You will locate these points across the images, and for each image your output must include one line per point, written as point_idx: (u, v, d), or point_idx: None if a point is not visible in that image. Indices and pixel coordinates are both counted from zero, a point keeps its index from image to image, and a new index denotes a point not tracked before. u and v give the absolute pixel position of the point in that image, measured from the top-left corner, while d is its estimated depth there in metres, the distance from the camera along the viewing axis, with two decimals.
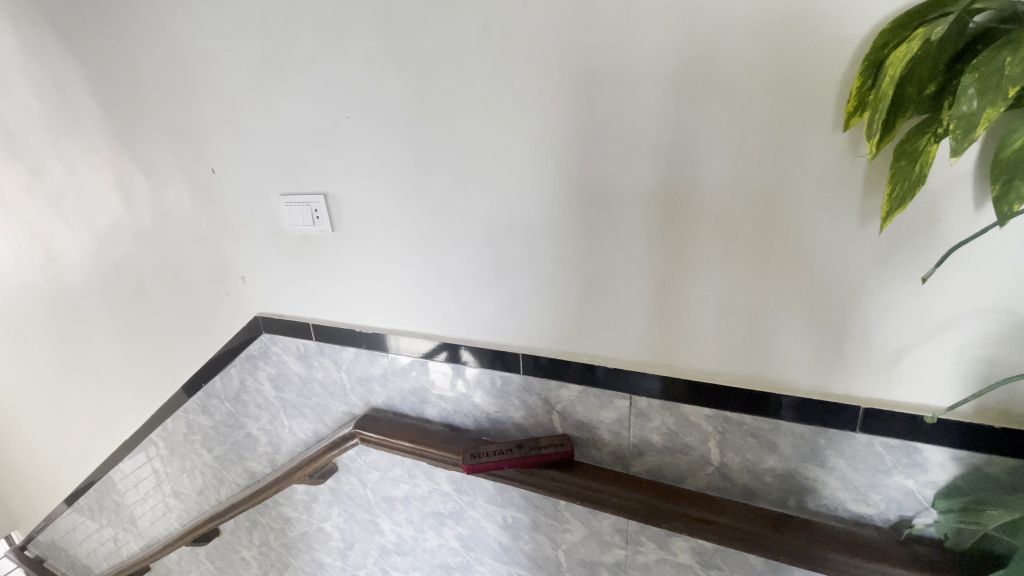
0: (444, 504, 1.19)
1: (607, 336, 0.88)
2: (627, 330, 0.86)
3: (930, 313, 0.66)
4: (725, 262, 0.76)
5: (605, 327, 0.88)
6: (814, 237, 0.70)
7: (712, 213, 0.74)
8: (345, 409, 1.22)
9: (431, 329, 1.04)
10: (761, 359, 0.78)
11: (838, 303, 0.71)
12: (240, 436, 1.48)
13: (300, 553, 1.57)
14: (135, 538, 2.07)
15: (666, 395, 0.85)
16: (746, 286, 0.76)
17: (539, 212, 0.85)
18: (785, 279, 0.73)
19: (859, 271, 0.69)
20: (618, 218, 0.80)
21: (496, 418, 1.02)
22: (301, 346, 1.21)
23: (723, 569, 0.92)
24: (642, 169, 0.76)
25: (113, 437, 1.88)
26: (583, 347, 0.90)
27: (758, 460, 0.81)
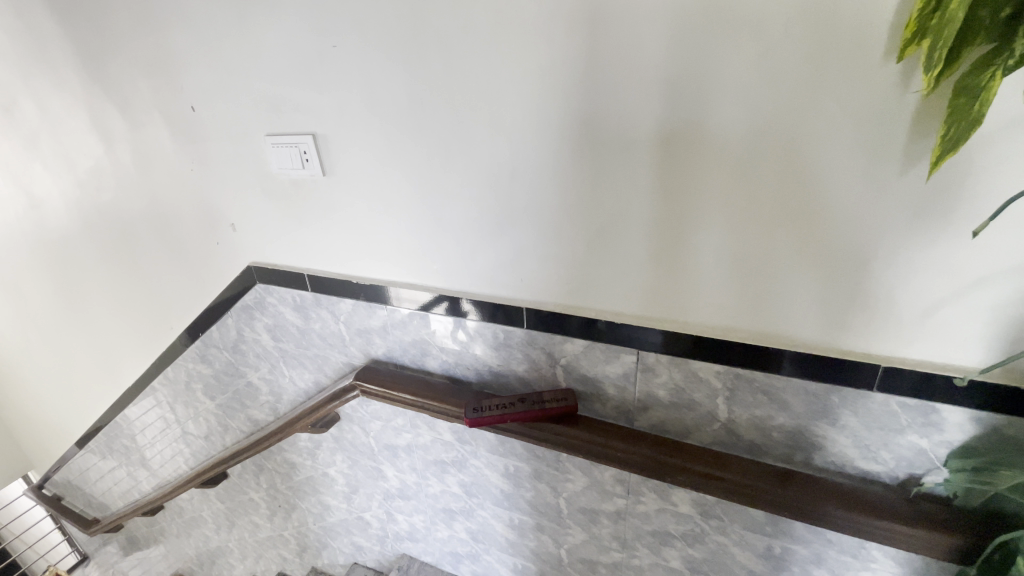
0: (446, 453, 1.20)
1: (608, 288, 0.84)
2: (627, 284, 0.82)
3: (968, 268, 0.62)
4: (732, 213, 0.71)
5: (605, 279, 0.83)
6: (832, 186, 0.64)
7: (721, 159, 0.69)
8: (344, 360, 1.20)
9: (430, 281, 0.99)
10: (765, 314, 0.75)
11: (853, 256, 0.67)
12: (241, 385, 1.48)
13: (306, 496, 1.61)
14: (148, 478, 2.13)
15: (676, 351, 0.82)
16: (752, 239, 0.71)
17: (544, 156, 0.78)
18: (796, 232, 0.68)
19: (884, 222, 0.64)
20: (620, 164, 0.74)
21: (498, 371, 0.99)
22: (297, 297, 1.17)
23: (723, 519, 0.93)
24: (647, 109, 0.70)
25: (115, 384, 1.88)
26: (584, 300, 0.86)
27: (767, 417, 0.79)
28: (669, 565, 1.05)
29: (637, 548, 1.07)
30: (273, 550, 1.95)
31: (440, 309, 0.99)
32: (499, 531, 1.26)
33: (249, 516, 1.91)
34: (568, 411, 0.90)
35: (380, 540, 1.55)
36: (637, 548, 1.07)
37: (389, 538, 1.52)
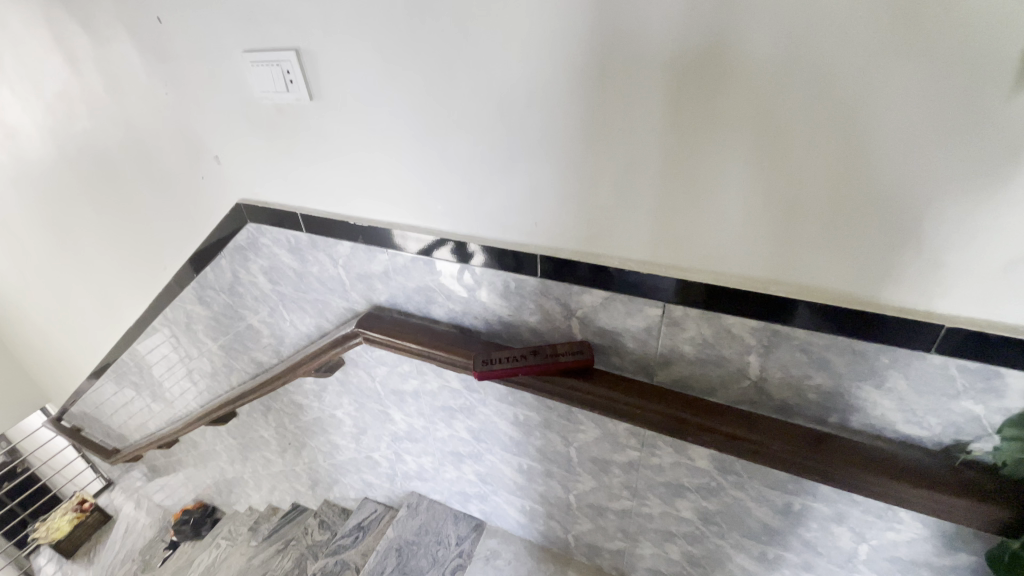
0: (454, 400, 1.16)
1: (618, 233, 0.75)
2: (636, 228, 0.74)
3: None
4: (758, 148, 0.61)
5: (613, 222, 0.75)
6: (883, 118, 0.54)
7: (751, 82, 0.58)
8: (345, 305, 1.13)
9: (434, 223, 0.90)
10: (787, 264, 0.67)
11: (897, 203, 0.57)
12: (242, 327, 1.43)
13: (315, 435, 1.62)
14: (162, 413, 2.17)
15: (708, 305, 0.74)
16: (779, 179, 0.62)
17: (558, 77, 0.67)
18: (833, 174, 0.59)
19: (948, 159, 0.53)
20: (634, 88, 0.63)
21: (509, 322, 0.92)
22: (292, 238, 1.09)
23: (742, 475, 0.89)
24: (669, 18, 0.57)
25: (117, 323, 1.86)
26: (591, 245, 0.78)
27: (803, 376, 0.73)
28: (681, 514, 1.03)
29: (648, 497, 1.05)
30: (287, 482, 2.01)
31: (445, 254, 0.91)
32: (508, 475, 1.25)
33: (261, 451, 1.94)
34: (582, 365, 0.84)
35: (389, 479, 1.56)
36: (648, 498, 1.05)
37: (398, 477, 1.53)
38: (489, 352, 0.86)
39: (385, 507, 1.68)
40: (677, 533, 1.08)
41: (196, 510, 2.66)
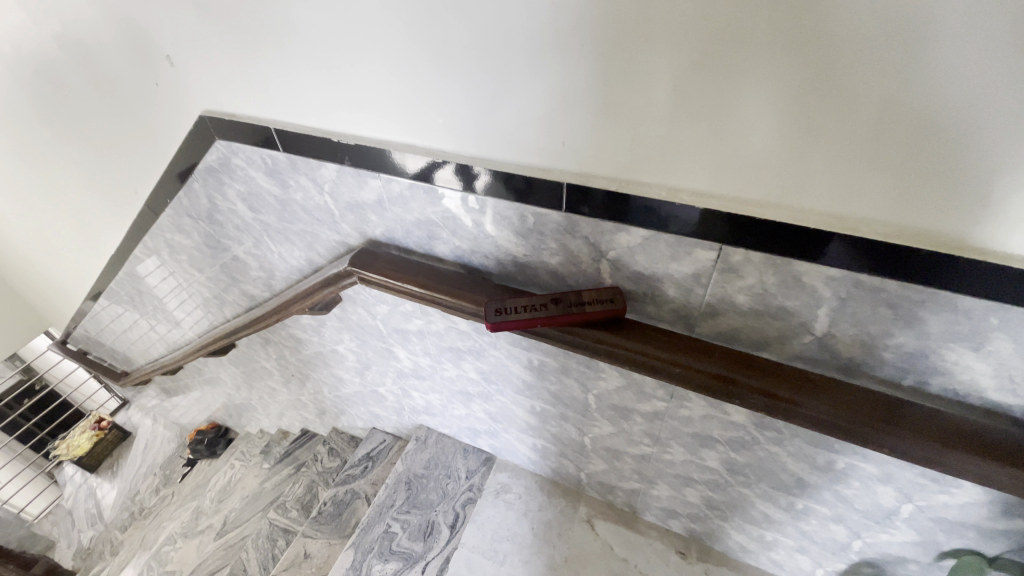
0: (462, 342, 1.06)
1: (631, 153, 0.60)
2: (650, 149, 0.59)
3: None
4: (820, 31, 0.45)
5: (624, 141, 0.60)
6: None
7: None
8: (336, 238, 0.99)
9: (433, 143, 0.74)
10: (835, 198, 0.54)
11: (1003, 107, 0.43)
12: (229, 258, 1.31)
13: (317, 368, 1.56)
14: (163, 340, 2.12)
15: (777, 249, 0.59)
16: (844, 77, 0.46)
17: None
18: (917, 75, 0.44)
19: None
20: None
21: (525, 262, 0.79)
22: (269, 159, 0.93)
23: (783, 432, 0.81)
24: None
25: (99, 251, 1.73)
26: (601, 169, 0.63)
27: (882, 334, 0.61)
28: (705, 464, 0.97)
29: (671, 446, 0.98)
30: (294, 409, 2.00)
31: (450, 177, 0.75)
32: (519, 416, 1.19)
33: (265, 380, 1.90)
34: (612, 315, 0.72)
35: (396, 413, 1.52)
36: (671, 446, 0.98)
37: (405, 411, 1.48)
38: (502, 298, 0.73)
39: (393, 437, 1.66)
40: (698, 479, 1.03)
41: (210, 430, 2.72)
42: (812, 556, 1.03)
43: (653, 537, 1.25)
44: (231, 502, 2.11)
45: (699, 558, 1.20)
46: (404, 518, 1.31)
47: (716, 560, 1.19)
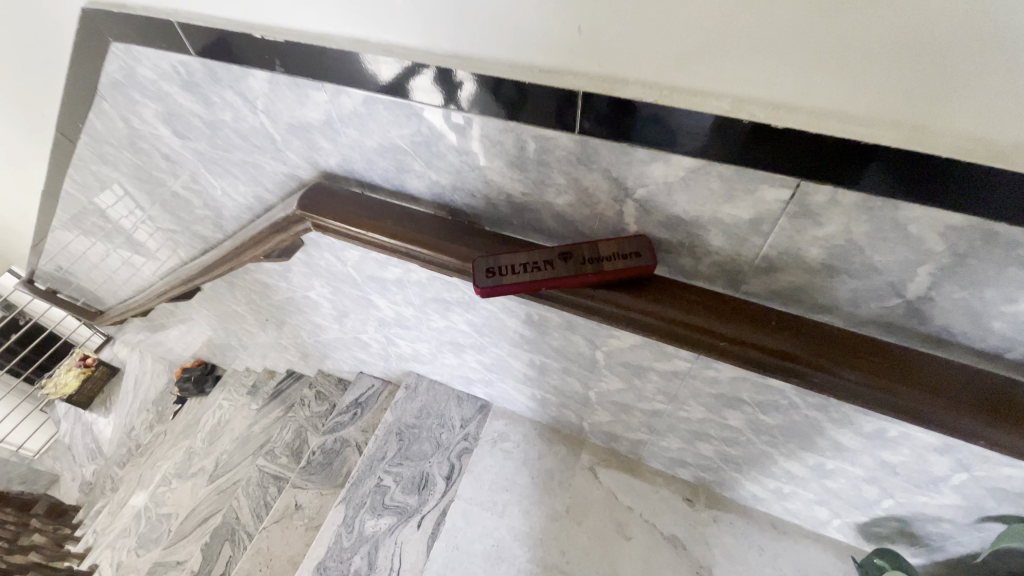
0: (449, 292, 0.90)
1: (652, 43, 0.41)
2: (689, 36, 0.39)
3: None
4: None
5: (651, 23, 0.40)
6: None
7: None
8: (286, 172, 0.80)
9: (390, 36, 0.53)
10: (962, 112, 0.36)
11: None
12: (170, 195, 1.11)
13: (292, 314, 1.41)
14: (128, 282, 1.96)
15: (887, 188, 0.41)
16: None
17: None
18: None
19: None
20: None
21: (522, 201, 0.61)
22: (181, 68, 0.70)
23: (829, 398, 0.68)
24: None
25: (27, 189, 1.50)
26: (617, 68, 0.44)
27: (1002, 301, 0.45)
28: (727, 423, 0.86)
29: (690, 405, 0.86)
30: (277, 351, 1.88)
31: (429, 90, 0.54)
32: (517, 369, 1.06)
33: (242, 322, 1.77)
34: (638, 274, 0.56)
35: (382, 359, 1.40)
36: (689, 405, 0.87)
37: (392, 358, 1.37)
38: (493, 256, 0.57)
39: (382, 382, 1.56)
40: (715, 436, 0.93)
41: (195, 368, 2.57)
42: (832, 508, 0.97)
43: (659, 483, 1.19)
44: (223, 443, 2.06)
45: (707, 505, 1.15)
46: (397, 471, 1.23)
47: (725, 506, 1.14)
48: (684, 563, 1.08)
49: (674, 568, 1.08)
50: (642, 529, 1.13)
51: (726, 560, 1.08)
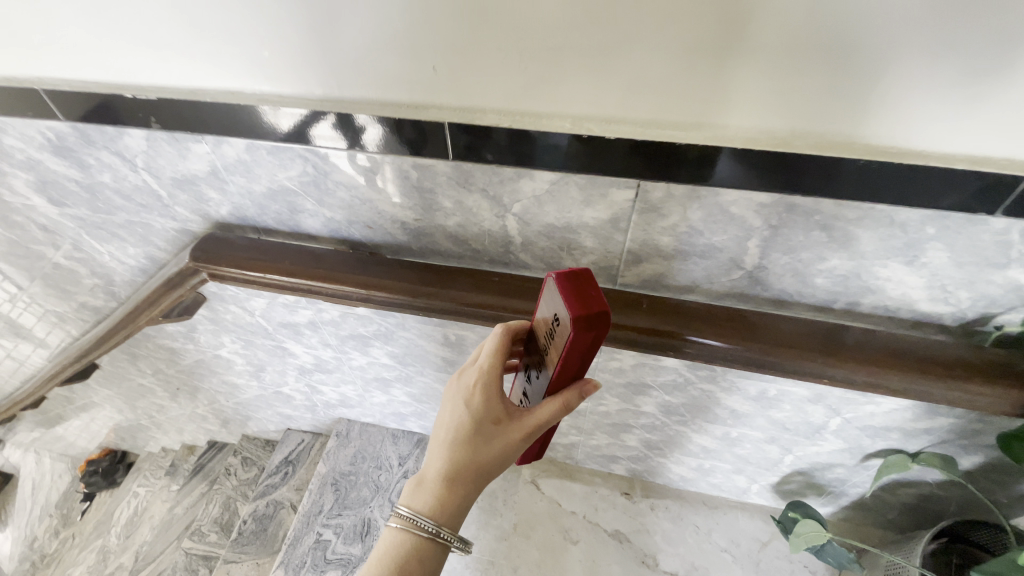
0: (364, 328, 0.91)
1: (523, 92, 0.49)
2: (654, 75, 0.45)
3: None
4: None
5: (623, 71, 0.45)
6: None
7: None
8: (176, 227, 0.79)
9: (268, 87, 0.56)
10: (882, 122, 0.44)
11: None
12: (50, 267, 1.03)
13: (205, 377, 1.33)
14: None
15: (701, 177, 0.50)
16: None
17: None
18: None
19: None
20: None
21: (417, 226, 0.66)
22: (49, 134, 0.69)
23: (714, 370, 0.77)
24: None
25: None
26: (496, 113, 0.52)
27: (814, 260, 0.55)
28: (641, 409, 0.93)
29: (605, 398, 0.93)
30: (194, 423, 1.74)
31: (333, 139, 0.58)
32: None
33: (149, 397, 1.62)
34: (585, 347, 0.45)
35: (310, 409, 1.35)
36: (605, 398, 0.94)
37: (320, 407, 1.33)
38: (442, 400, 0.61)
39: (313, 435, 1.50)
40: (635, 425, 1.00)
41: (102, 458, 2.19)
42: (747, 474, 1.06)
43: (598, 483, 1.22)
44: (141, 535, 1.85)
45: (644, 496, 1.20)
46: (336, 522, 1.18)
47: (660, 493, 1.20)
48: (628, 555, 1.12)
49: (620, 561, 1.11)
50: (583, 529, 1.16)
51: (667, 544, 1.13)
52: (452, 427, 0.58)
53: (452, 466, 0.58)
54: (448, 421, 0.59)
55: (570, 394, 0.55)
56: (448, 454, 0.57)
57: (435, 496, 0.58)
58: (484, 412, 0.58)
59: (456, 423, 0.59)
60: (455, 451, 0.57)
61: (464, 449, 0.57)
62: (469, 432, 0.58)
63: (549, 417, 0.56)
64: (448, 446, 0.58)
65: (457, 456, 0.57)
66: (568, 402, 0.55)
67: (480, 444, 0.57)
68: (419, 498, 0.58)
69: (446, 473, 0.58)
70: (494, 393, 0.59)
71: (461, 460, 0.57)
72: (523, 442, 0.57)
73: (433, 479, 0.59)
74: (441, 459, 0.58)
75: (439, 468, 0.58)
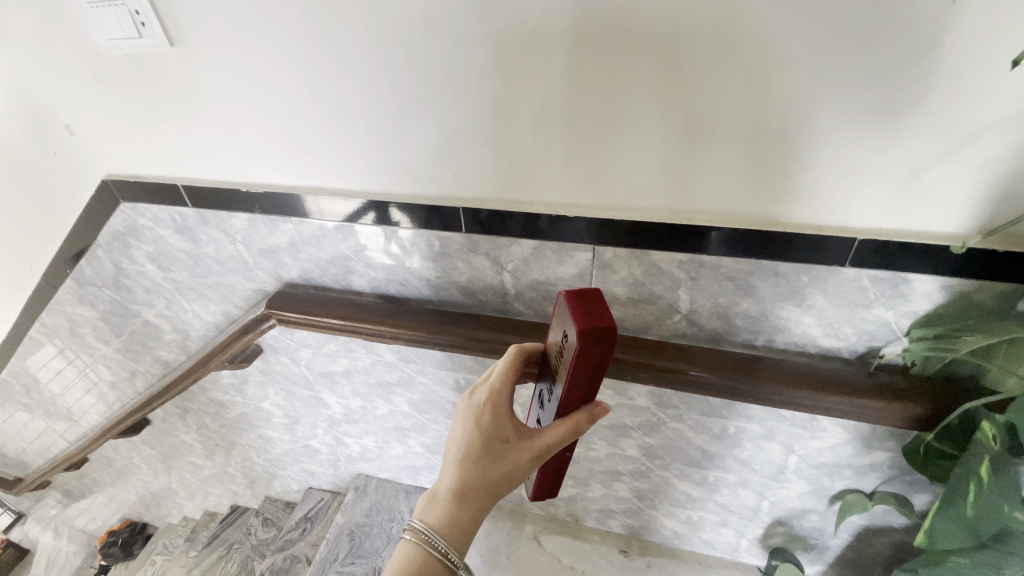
0: (390, 374, 1.09)
1: (530, 189, 0.73)
2: (625, 178, 0.68)
3: (985, 110, 0.53)
4: (665, 97, 0.60)
5: (605, 175, 0.68)
6: (781, 54, 0.54)
7: (653, 28, 0.55)
8: (253, 287, 1.02)
9: (342, 184, 0.81)
10: (779, 207, 0.64)
11: (794, 131, 0.58)
12: (138, 325, 1.26)
13: (244, 431, 1.49)
14: (47, 444, 1.86)
15: (636, 242, 0.72)
16: (684, 128, 0.61)
17: (430, 8, 0.60)
18: (739, 121, 0.59)
19: (839, 85, 0.54)
20: (536, 47, 0.60)
21: (438, 284, 0.88)
22: (176, 216, 0.95)
23: (679, 407, 0.92)
24: None
25: None
26: (506, 203, 0.75)
27: (731, 305, 0.74)
28: (626, 451, 1.06)
29: (594, 441, 1.07)
30: (221, 485, 1.86)
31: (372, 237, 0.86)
32: None
33: (186, 457, 1.76)
34: (592, 358, 0.50)
35: (333, 464, 1.49)
36: (594, 442, 1.07)
37: (342, 462, 1.46)
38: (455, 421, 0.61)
39: (332, 494, 1.61)
40: (624, 471, 1.12)
41: (123, 528, 2.28)
42: (733, 527, 1.14)
43: (597, 541, 1.29)
44: None
45: (640, 553, 1.26)
46: (349, 569, 1.25)
47: (655, 551, 1.26)
48: None
49: None
50: None
51: None
52: (462, 446, 0.58)
53: (461, 487, 0.57)
54: (458, 438, 0.59)
55: (578, 416, 0.56)
56: (459, 472, 0.57)
57: (444, 517, 0.57)
58: (493, 431, 0.58)
59: (465, 441, 0.58)
60: (465, 469, 0.57)
61: (474, 468, 0.57)
62: (477, 450, 0.57)
63: (559, 438, 0.56)
64: (457, 463, 0.58)
65: (467, 474, 0.57)
66: (576, 424, 0.56)
67: (488, 465, 0.57)
68: (428, 517, 0.58)
69: (454, 493, 0.58)
70: (504, 413, 0.59)
71: (469, 480, 0.57)
72: (532, 463, 0.57)
73: (442, 498, 0.58)
74: (450, 478, 0.58)
75: (449, 485, 0.58)
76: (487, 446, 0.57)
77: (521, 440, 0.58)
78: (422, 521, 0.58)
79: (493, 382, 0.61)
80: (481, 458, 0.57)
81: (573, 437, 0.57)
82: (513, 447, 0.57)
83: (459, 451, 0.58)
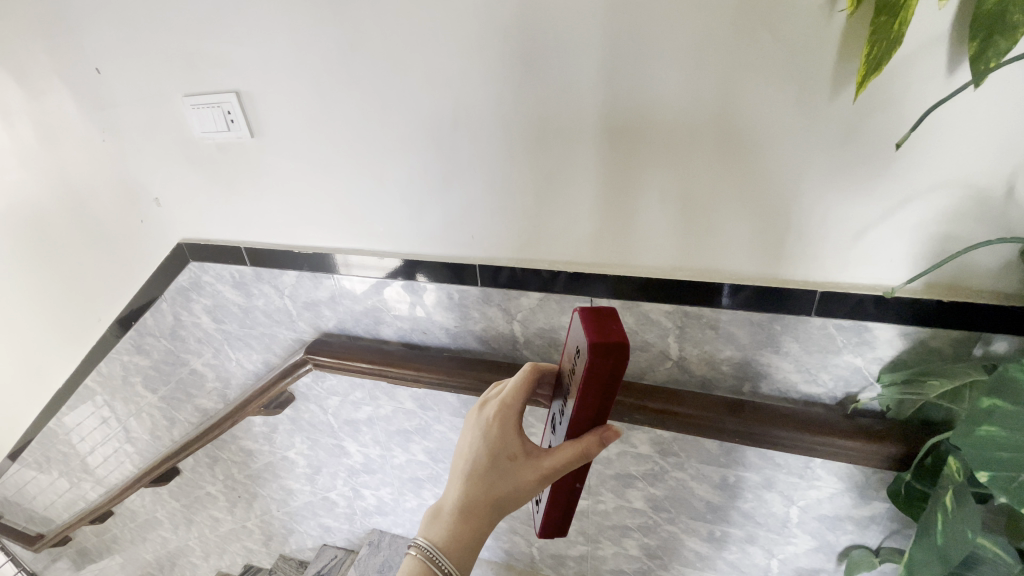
0: (409, 422, 1.18)
1: (555, 253, 0.85)
2: (641, 244, 0.80)
3: (915, 185, 0.64)
4: (674, 183, 0.73)
5: (625, 242, 0.80)
6: (762, 151, 0.67)
7: (661, 132, 0.70)
8: (294, 336, 1.15)
9: (379, 247, 0.96)
10: (773, 270, 0.75)
11: (779, 208, 0.70)
12: (185, 374, 1.39)
13: (267, 482, 1.55)
14: (74, 499, 1.92)
15: (628, 293, 0.83)
16: (689, 206, 0.74)
17: (460, 111, 0.77)
18: (735, 200, 0.71)
19: (808, 172, 0.67)
20: (565, 147, 0.75)
21: (456, 332, 0.99)
22: (235, 273, 1.10)
23: (680, 454, 0.97)
24: (586, 86, 0.70)
25: (22, 401, 1.67)
26: (527, 262, 0.87)
27: (715, 351, 0.83)
28: (632, 503, 1.09)
29: (601, 492, 1.10)
30: (239, 541, 1.89)
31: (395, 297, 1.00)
32: None
33: (207, 510, 1.81)
34: (603, 375, 0.51)
35: (349, 518, 1.52)
36: (601, 494, 1.11)
37: (357, 515, 1.50)
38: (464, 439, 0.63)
39: (345, 552, 1.62)
40: (632, 526, 1.14)
41: None
42: None
43: None
44: None
45: None
46: None
47: None
48: None
49: None
50: None
51: None
52: (468, 461, 0.60)
53: (463, 505, 0.58)
54: (465, 453, 0.61)
55: (588, 440, 0.55)
56: (465, 486, 0.58)
57: (445, 535, 0.57)
58: (499, 448, 0.59)
59: (471, 457, 0.60)
60: (471, 484, 0.58)
61: (479, 482, 0.58)
62: (482, 467, 0.59)
63: (566, 459, 0.56)
64: (462, 480, 0.59)
65: (473, 489, 0.58)
66: (586, 449, 0.55)
67: (491, 481, 0.58)
68: (428, 535, 0.58)
69: (457, 511, 0.58)
70: (512, 430, 0.61)
71: (472, 496, 0.58)
72: (538, 484, 0.56)
73: (445, 515, 0.58)
74: (454, 494, 0.59)
75: (455, 500, 0.58)
76: (491, 462, 0.59)
77: (527, 459, 0.58)
78: (421, 541, 0.58)
79: (503, 401, 0.63)
80: (485, 474, 0.58)
81: (582, 462, 0.56)
82: (519, 465, 0.58)
83: (465, 467, 0.60)
